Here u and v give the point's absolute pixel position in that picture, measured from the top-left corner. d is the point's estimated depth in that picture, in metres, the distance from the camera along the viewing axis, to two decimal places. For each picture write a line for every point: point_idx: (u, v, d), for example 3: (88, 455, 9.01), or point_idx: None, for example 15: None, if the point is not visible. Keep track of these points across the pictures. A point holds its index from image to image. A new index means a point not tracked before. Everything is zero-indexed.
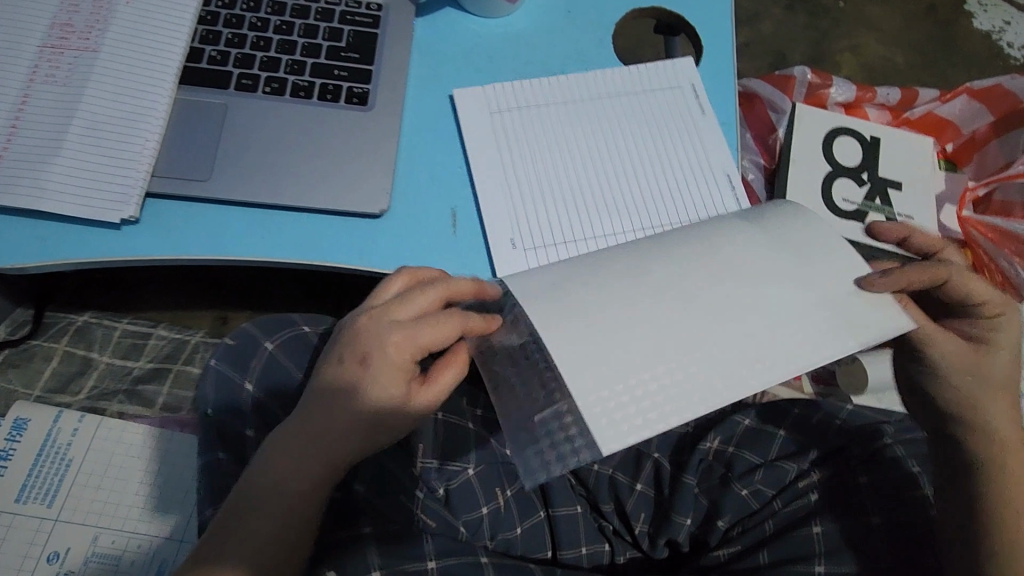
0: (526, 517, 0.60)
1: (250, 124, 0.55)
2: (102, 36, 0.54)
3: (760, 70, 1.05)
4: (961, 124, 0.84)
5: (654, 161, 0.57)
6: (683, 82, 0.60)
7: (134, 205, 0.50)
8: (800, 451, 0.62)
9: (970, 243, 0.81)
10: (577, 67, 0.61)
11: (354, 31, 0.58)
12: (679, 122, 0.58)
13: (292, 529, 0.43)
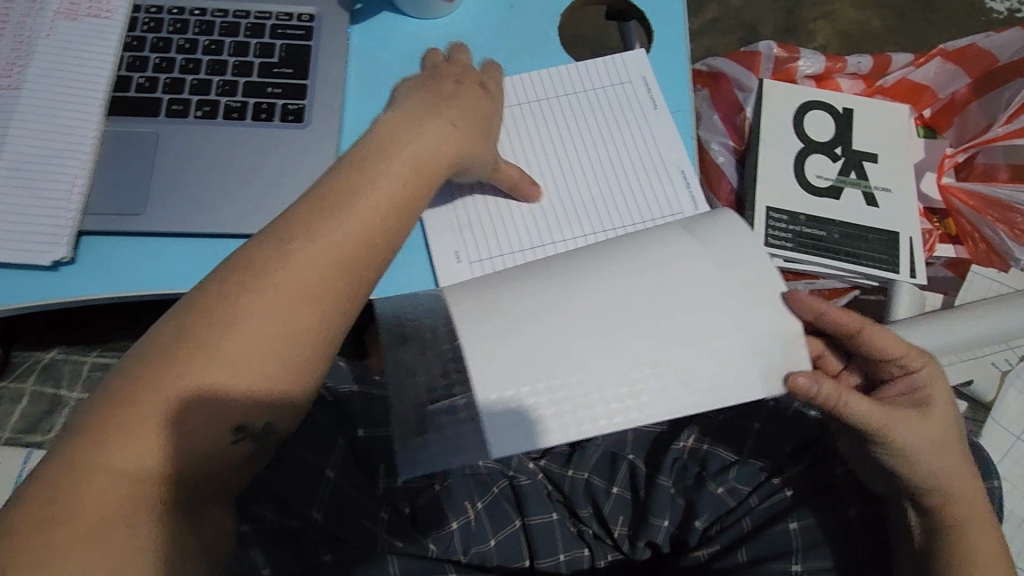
0: (500, 528, 0.58)
1: (182, 151, 0.53)
2: (24, 73, 0.52)
3: (731, 45, 1.02)
4: (937, 89, 0.80)
5: (608, 164, 0.55)
6: (631, 76, 0.58)
7: (65, 245, 0.49)
8: (776, 443, 0.60)
9: (951, 212, 0.79)
10: (522, 64, 0.59)
11: (286, 45, 0.56)
12: (631, 119, 0.56)
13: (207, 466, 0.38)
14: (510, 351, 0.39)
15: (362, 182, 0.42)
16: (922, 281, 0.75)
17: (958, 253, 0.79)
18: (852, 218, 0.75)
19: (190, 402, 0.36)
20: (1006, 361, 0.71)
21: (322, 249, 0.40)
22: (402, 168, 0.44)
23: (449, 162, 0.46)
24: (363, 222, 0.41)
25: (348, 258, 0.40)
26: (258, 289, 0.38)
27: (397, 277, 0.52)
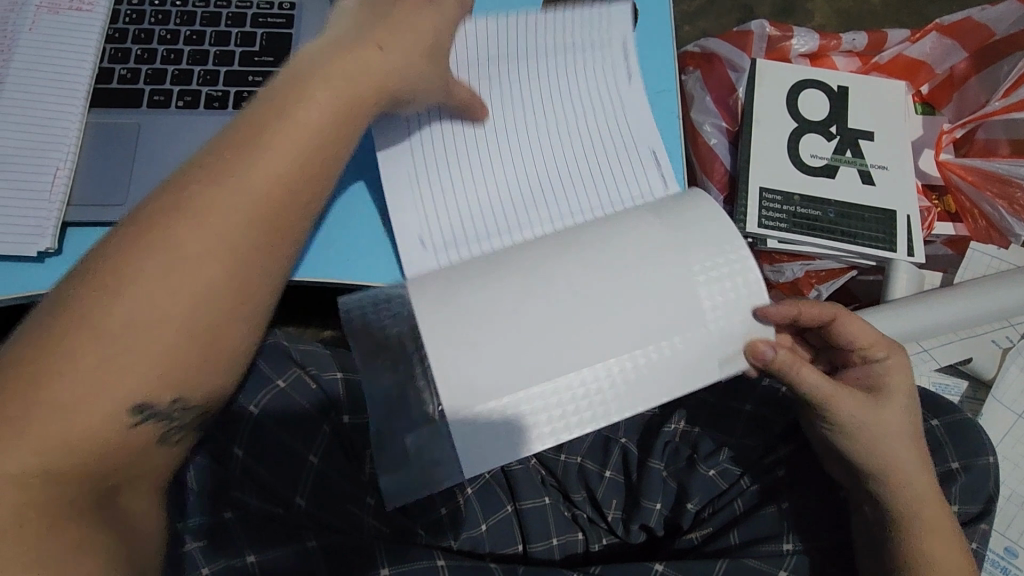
0: (491, 513, 0.58)
1: (164, 141, 0.53)
2: (7, 67, 0.53)
3: (727, 27, 1.01)
4: (934, 65, 0.79)
5: (585, 138, 0.53)
6: (614, 40, 0.54)
7: (49, 236, 0.49)
8: (768, 425, 0.60)
9: (951, 189, 0.77)
10: None
11: (267, 33, 0.56)
12: (611, 91, 0.54)
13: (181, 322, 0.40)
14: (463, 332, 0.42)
15: (273, 128, 0.43)
16: (921, 259, 0.73)
17: (957, 230, 0.77)
18: (848, 197, 0.74)
19: (101, 357, 0.38)
20: (1006, 338, 0.70)
21: (235, 203, 0.42)
22: (321, 111, 0.44)
23: (369, 100, 0.46)
24: (275, 171, 0.43)
25: (308, 155, 0.44)
26: (166, 241, 0.41)
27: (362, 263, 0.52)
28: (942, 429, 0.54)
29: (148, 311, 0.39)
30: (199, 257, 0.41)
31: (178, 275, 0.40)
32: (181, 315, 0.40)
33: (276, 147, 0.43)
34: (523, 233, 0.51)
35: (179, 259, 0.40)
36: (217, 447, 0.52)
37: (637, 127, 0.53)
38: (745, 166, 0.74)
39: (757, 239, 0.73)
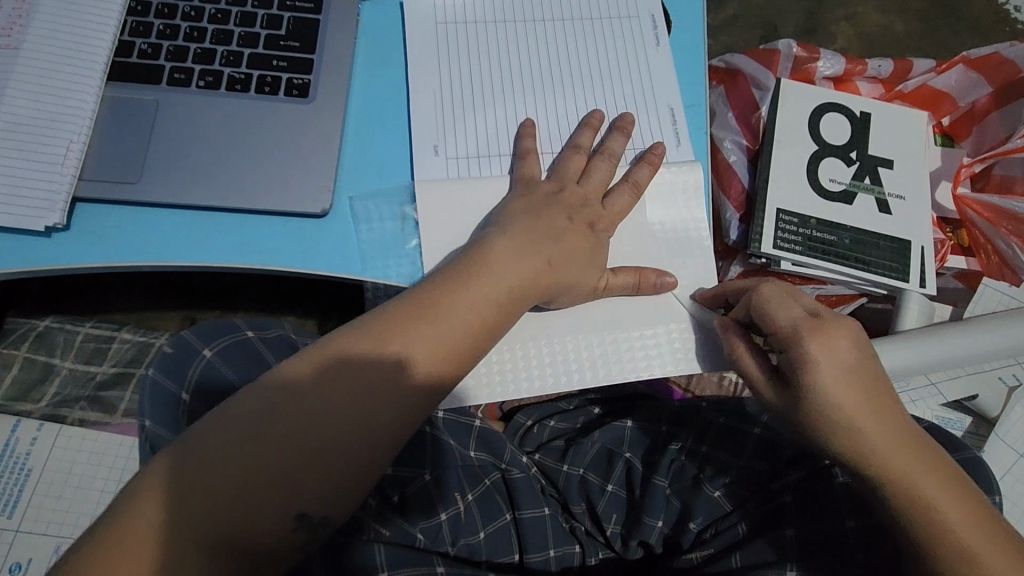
0: (491, 520, 0.57)
1: (182, 119, 0.52)
2: (24, 34, 0.51)
3: (750, 45, 1.00)
4: (957, 97, 0.79)
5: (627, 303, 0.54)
6: (641, 12, 0.57)
7: (59, 212, 0.48)
8: (778, 449, 0.59)
9: (966, 223, 0.78)
10: None
11: (294, 18, 0.54)
12: (652, 125, 0.55)
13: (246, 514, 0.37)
14: (341, 352, 0.42)
15: (349, 384, 0.41)
16: (932, 292, 0.73)
17: (970, 264, 0.79)
18: (864, 224, 0.73)
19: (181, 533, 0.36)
20: (1014, 376, 0.70)
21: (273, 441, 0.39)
22: (399, 363, 0.42)
23: (469, 352, 0.44)
24: (323, 404, 0.40)
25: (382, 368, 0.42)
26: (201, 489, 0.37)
27: (343, 255, 0.51)
28: None
29: (268, 414, 0.39)
30: (346, 405, 0.40)
31: (288, 409, 0.40)
32: (365, 447, 0.40)
33: (418, 343, 0.43)
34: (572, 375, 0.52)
35: (320, 403, 0.40)
36: None
37: (683, 180, 0.54)
38: (764, 186, 0.73)
39: (771, 259, 0.73)
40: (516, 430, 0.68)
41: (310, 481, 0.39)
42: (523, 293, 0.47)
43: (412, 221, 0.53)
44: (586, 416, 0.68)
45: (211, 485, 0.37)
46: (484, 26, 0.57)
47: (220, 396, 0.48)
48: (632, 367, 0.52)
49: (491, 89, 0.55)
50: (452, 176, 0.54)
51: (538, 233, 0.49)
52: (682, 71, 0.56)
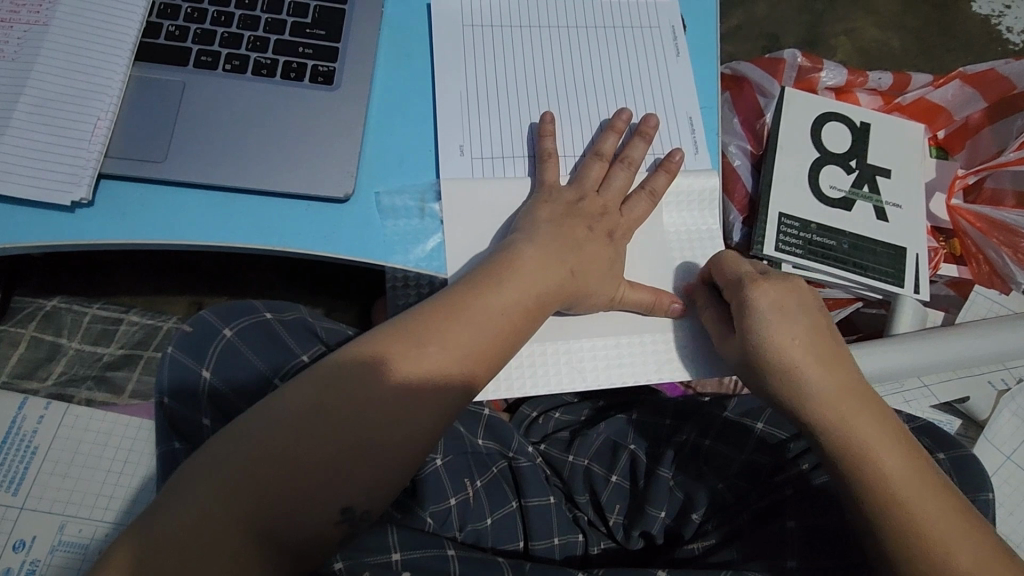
0: (498, 507, 0.58)
1: (208, 102, 0.52)
2: (53, 11, 0.51)
3: (753, 54, 1.03)
4: (952, 111, 0.82)
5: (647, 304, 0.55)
6: (663, 23, 0.59)
7: (84, 187, 0.48)
8: (780, 443, 0.60)
9: (958, 233, 0.80)
10: None
11: (320, 7, 0.55)
12: (670, 127, 0.56)
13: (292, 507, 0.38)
14: (378, 348, 0.43)
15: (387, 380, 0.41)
16: (925, 297, 0.76)
17: (961, 273, 0.81)
18: (862, 231, 0.76)
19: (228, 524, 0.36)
20: (1002, 381, 0.73)
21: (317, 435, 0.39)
22: (437, 360, 0.43)
23: (501, 352, 0.45)
24: (364, 399, 0.41)
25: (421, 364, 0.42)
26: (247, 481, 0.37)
27: (365, 240, 0.52)
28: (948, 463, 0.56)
29: (310, 408, 0.40)
30: (385, 401, 0.41)
31: (329, 403, 0.40)
32: (405, 444, 0.40)
33: (454, 342, 0.43)
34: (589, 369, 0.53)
35: (361, 398, 0.41)
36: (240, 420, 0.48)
37: (698, 188, 0.56)
38: (767, 190, 0.75)
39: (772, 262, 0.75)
40: (521, 421, 0.69)
41: (353, 474, 0.39)
42: (550, 293, 0.49)
43: (432, 215, 0.54)
44: (591, 408, 0.69)
45: (256, 476, 0.37)
46: (509, 27, 0.58)
47: (239, 375, 0.49)
48: (645, 361, 0.53)
49: (515, 87, 0.57)
50: (477, 176, 0.55)
51: (560, 243, 0.51)
52: (696, 73, 0.58)
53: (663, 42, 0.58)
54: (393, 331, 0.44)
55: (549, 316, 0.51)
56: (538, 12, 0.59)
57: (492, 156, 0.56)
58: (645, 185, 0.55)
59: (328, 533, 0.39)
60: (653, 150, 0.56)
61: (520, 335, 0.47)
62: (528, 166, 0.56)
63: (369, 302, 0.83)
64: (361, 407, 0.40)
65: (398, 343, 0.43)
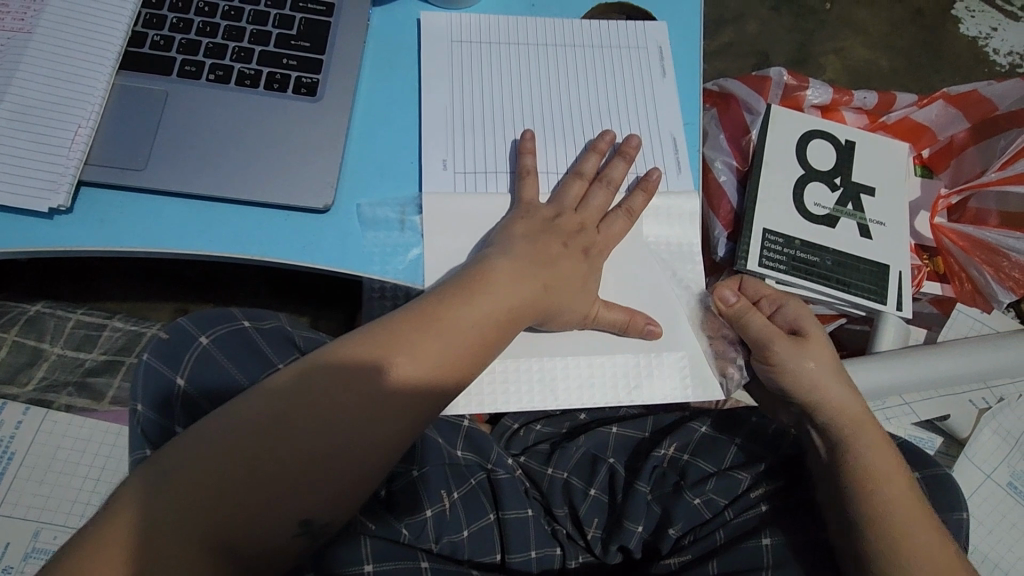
0: (475, 520, 0.58)
1: (191, 111, 0.53)
2: (38, 18, 0.52)
3: (743, 71, 1.04)
4: (937, 131, 0.82)
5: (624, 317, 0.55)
6: (650, 44, 0.60)
7: (64, 194, 0.49)
8: (759, 460, 0.60)
9: (942, 251, 0.81)
10: (546, 4, 0.61)
11: (305, 19, 0.56)
12: (653, 145, 0.57)
13: (250, 519, 0.38)
14: (344, 358, 0.42)
15: (351, 391, 0.41)
16: (908, 314, 0.76)
17: (944, 291, 0.82)
18: (845, 248, 0.76)
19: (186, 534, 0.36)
20: (984, 400, 0.73)
21: (276, 446, 0.39)
22: (401, 372, 0.42)
23: (469, 365, 0.45)
24: (326, 409, 0.40)
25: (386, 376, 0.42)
26: (205, 492, 0.37)
27: (343, 250, 0.52)
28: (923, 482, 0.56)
29: (271, 418, 0.39)
30: (347, 413, 0.40)
31: (290, 413, 0.40)
32: (370, 457, 0.40)
33: (426, 353, 0.43)
34: (564, 383, 0.52)
35: (323, 409, 0.40)
36: None
37: (678, 207, 0.56)
38: (752, 207, 0.75)
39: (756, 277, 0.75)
40: (502, 433, 0.68)
41: (314, 488, 0.39)
42: (527, 308, 0.49)
43: (413, 227, 0.54)
44: (572, 421, 0.68)
45: (216, 487, 0.37)
46: (493, 44, 0.59)
47: (215, 384, 0.49)
48: (623, 377, 0.53)
49: (499, 103, 0.57)
50: (458, 189, 0.55)
51: (535, 259, 0.51)
52: (678, 93, 0.59)
53: (651, 63, 0.59)
54: (359, 339, 0.43)
55: (525, 330, 0.51)
56: (522, 31, 0.60)
57: (475, 170, 0.56)
58: (622, 204, 0.55)
59: (286, 542, 0.39)
60: (635, 168, 0.56)
61: (491, 347, 0.46)
62: (509, 181, 0.56)
63: (355, 311, 0.83)
64: (322, 420, 0.40)
65: (363, 352, 0.42)
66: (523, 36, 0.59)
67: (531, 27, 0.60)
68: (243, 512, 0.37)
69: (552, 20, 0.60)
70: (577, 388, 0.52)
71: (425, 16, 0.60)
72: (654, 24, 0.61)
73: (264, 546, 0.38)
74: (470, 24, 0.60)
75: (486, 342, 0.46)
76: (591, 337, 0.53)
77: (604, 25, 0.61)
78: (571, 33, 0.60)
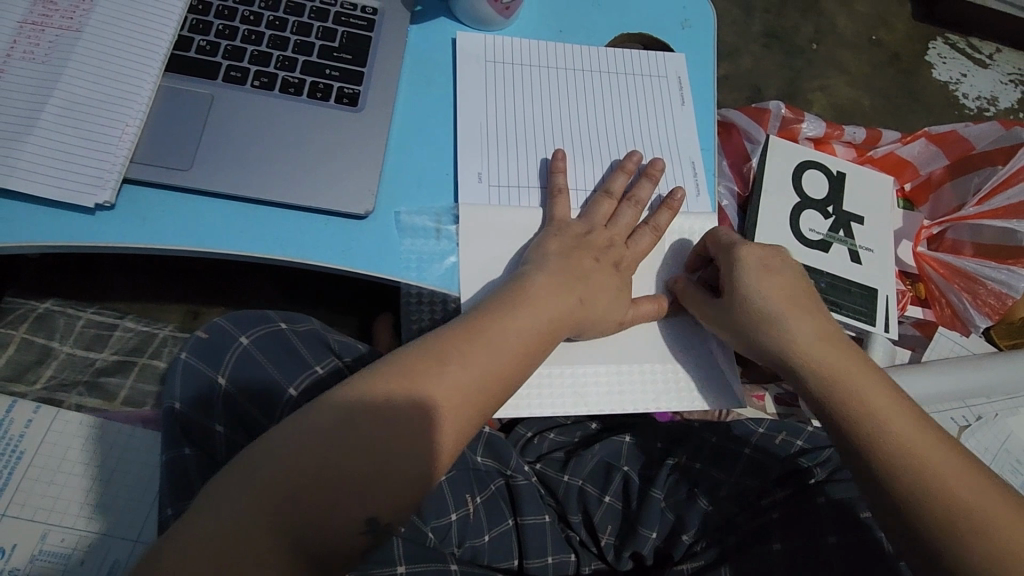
0: (495, 525, 0.59)
1: (236, 115, 0.54)
2: (87, 18, 0.52)
3: (737, 102, 1.10)
4: (918, 166, 0.89)
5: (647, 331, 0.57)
6: (670, 74, 0.64)
7: (110, 190, 0.49)
8: (767, 469, 0.63)
9: (924, 278, 0.87)
10: (573, 31, 0.65)
11: (348, 33, 0.58)
12: (675, 168, 0.61)
13: (314, 521, 0.38)
14: (396, 367, 0.43)
15: (406, 397, 0.42)
16: (894, 336, 0.81)
17: (926, 315, 0.87)
18: (838, 271, 0.81)
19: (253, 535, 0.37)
20: (963, 418, 0.79)
21: (338, 451, 0.39)
22: (453, 379, 0.43)
23: (515, 374, 0.46)
24: (383, 416, 0.41)
25: (439, 383, 0.43)
26: (270, 493, 0.38)
27: (382, 255, 0.54)
28: None
29: (331, 425, 0.40)
30: (405, 418, 0.41)
31: (349, 420, 0.41)
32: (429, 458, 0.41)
33: (475, 365, 0.44)
34: (592, 392, 0.54)
35: (380, 416, 0.41)
36: (252, 428, 0.49)
37: (698, 228, 0.60)
38: (753, 230, 0.80)
39: None
40: (516, 441, 0.70)
41: (375, 492, 0.39)
42: (565, 317, 0.51)
43: (448, 236, 0.56)
44: (584, 431, 0.70)
45: (280, 487, 0.38)
46: (525, 66, 0.62)
47: (253, 382, 0.50)
48: (646, 387, 0.55)
49: (531, 121, 0.60)
50: (493, 202, 0.57)
51: (571, 272, 0.53)
52: (698, 121, 0.63)
53: (671, 91, 0.63)
54: (409, 351, 0.45)
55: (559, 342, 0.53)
56: (552, 55, 0.63)
57: (509, 185, 0.58)
58: (649, 220, 0.58)
59: (347, 546, 0.39)
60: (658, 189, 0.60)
61: (534, 358, 0.48)
62: (541, 197, 0.58)
63: (366, 318, 0.84)
64: (382, 426, 0.41)
65: (415, 361, 0.44)
66: (552, 60, 0.63)
67: (560, 51, 0.63)
68: (307, 515, 0.38)
69: (581, 47, 0.64)
70: (605, 396, 0.54)
71: (460, 36, 0.62)
72: (673, 56, 0.65)
73: (326, 547, 0.38)
74: (503, 45, 0.63)
75: (530, 354, 0.48)
76: (618, 349, 0.56)
77: (628, 54, 0.64)
78: (598, 59, 0.63)
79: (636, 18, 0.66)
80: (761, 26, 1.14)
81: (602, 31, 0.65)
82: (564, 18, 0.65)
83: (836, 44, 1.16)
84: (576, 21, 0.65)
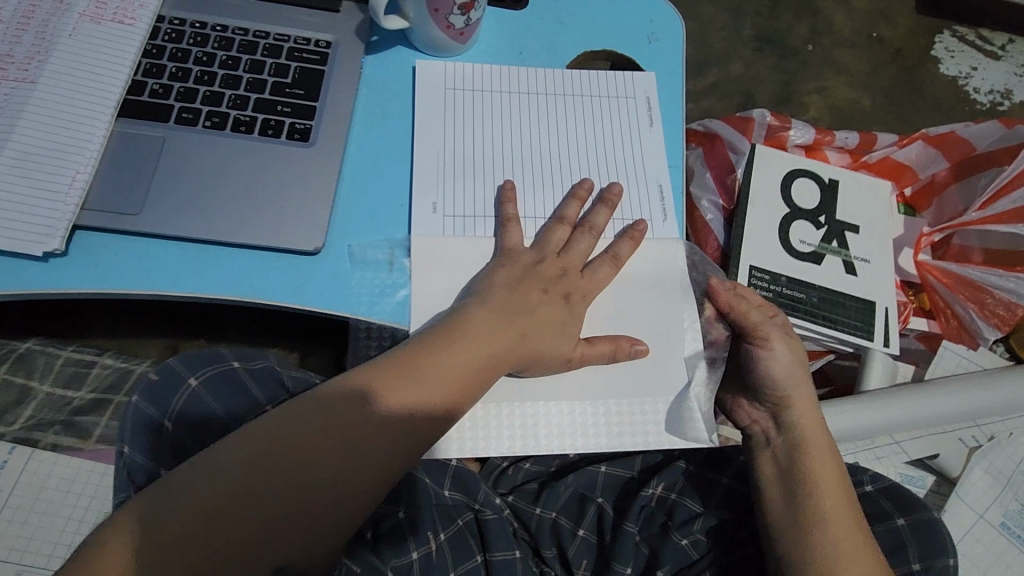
0: (461, 562, 0.58)
1: (187, 155, 0.54)
2: (42, 68, 0.54)
3: (729, 109, 1.07)
4: (919, 169, 0.84)
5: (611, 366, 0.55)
6: (638, 94, 0.62)
7: (60, 237, 0.50)
8: (744, 499, 0.61)
9: (927, 288, 0.82)
10: (534, 52, 0.64)
11: (301, 68, 0.58)
12: (640, 190, 0.59)
13: (224, 550, 0.40)
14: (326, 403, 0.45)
15: (331, 431, 0.44)
16: (895, 352, 0.77)
17: (930, 326, 0.83)
18: (830, 284, 0.77)
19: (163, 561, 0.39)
20: (974, 438, 0.75)
21: (256, 482, 0.42)
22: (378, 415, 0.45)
23: (445, 413, 0.47)
24: (308, 447, 0.43)
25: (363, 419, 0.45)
26: (185, 521, 0.40)
27: (334, 292, 0.53)
28: (908, 527, 0.56)
29: (252, 454, 0.42)
30: (327, 450, 0.44)
31: (270, 451, 0.43)
32: (343, 499, 0.43)
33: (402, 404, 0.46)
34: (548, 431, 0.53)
35: (305, 449, 0.43)
36: None
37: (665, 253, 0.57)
38: (738, 245, 0.77)
39: None
40: (490, 471, 0.68)
41: (286, 526, 0.41)
42: (508, 352, 0.51)
43: (401, 268, 0.55)
44: (560, 459, 0.68)
45: (194, 518, 0.40)
46: (483, 92, 0.61)
47: (199, 422, 0.51)
48: (606, 425, 0.53)
49: (487, 147, 0.59)
50: (448, 232, 0.56)
51: (514, 308, 0.52)
52: (666, 140, 0.61)
53: (642, 112, 0.61)
54: (341, 380, 0.47)
55: (502, 377, 0.52)
56: (512, 79, 0.62)
57: (464, 214, 0.57)
58: (609, 249, 0.56)
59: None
60: (621, 216, 0.58)
61: (470, 395, 0.49)
62: (495, 226, 0.57)
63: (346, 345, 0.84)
64: (303, 459, 0.43)
65: (346, 393, 0.46)
66: (510, 83, 0.62)
67: (519, 73, 0.62)
68: (218, 546, 0.40)
69: (542, 69, 0.63)
70: (563, 432, 0.53)
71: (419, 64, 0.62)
72: (644, 75, 0.63)
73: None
74: (461, 70, 0.62)
75: (466, 390, 0.48)
76: (577, 384, 0.54)
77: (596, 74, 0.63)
78: (558, 79, 0.62)
79: (599, 35, 0.65)
80: (754, 29, 1.11)
81: (563, 50, 0.64)
82: (523, 39, 0.64)
83: (835, 43, 1.11)
84: (535, 41, 0.64)
